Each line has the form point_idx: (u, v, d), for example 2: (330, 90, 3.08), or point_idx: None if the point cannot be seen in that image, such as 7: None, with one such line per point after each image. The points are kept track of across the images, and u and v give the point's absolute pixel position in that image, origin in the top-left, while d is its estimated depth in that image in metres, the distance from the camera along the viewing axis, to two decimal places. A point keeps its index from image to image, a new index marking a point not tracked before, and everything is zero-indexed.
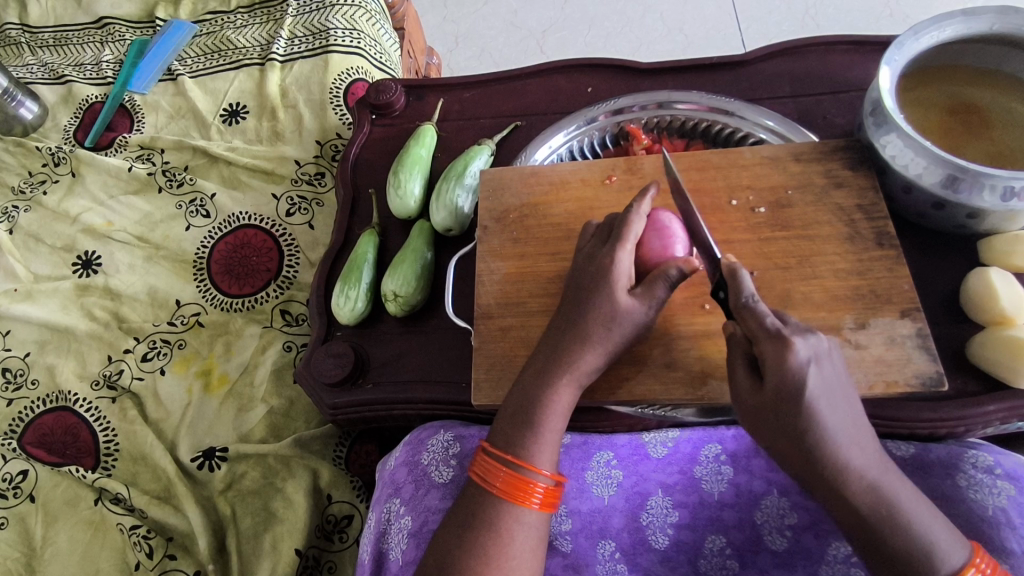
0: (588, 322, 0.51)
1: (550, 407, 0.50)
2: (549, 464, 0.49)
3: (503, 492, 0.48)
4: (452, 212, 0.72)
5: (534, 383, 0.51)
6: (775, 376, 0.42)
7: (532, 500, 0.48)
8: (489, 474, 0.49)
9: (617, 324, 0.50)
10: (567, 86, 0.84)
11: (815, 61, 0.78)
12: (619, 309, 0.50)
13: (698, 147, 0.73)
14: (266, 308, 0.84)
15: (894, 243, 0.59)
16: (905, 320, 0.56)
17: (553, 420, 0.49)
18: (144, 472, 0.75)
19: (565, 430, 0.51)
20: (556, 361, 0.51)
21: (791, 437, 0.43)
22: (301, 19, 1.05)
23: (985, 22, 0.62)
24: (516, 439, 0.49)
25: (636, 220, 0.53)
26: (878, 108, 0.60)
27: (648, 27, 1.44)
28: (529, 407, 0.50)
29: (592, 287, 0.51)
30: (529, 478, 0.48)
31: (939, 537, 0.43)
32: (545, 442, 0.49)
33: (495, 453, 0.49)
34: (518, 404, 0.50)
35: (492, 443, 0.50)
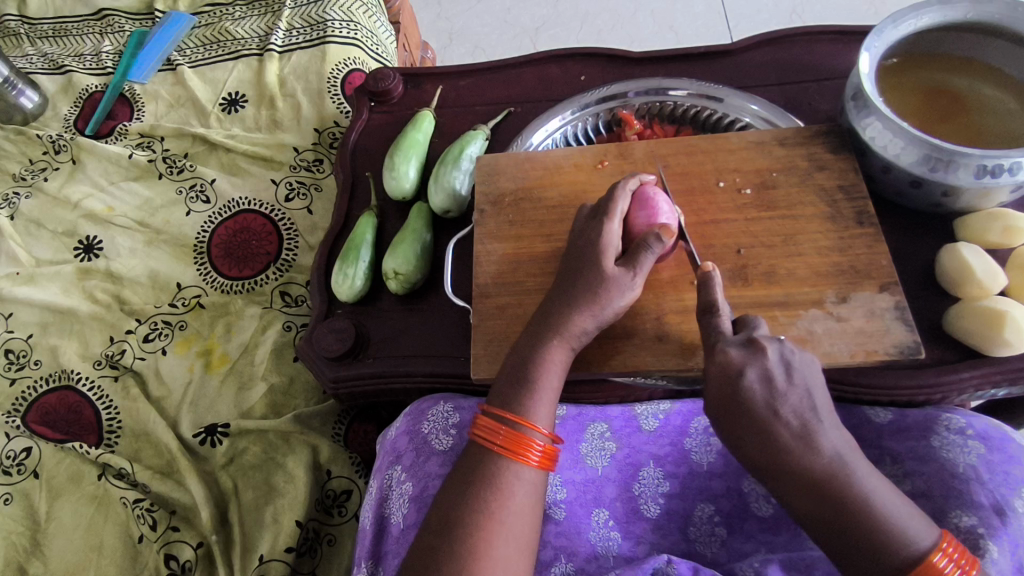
0: (582, 286, 0.53)
1: (546, 367, 0.52)
2: (547, 424, 0.51)
3: (503, 449, 0.49)
4: (450, 194, 0.74)
5: (529, 347, 0.53)
6: (721, 378, 0.47)
7: (531, 456, 0.49)
8: (490, 434, 0.50)
9: (610, 286, 0.52)
10: (561, 75, 0.87)
11: (799, 50, 0.81)
12: (611, 275, 0.52)
13: (687, 132, 0.76)
14: (267, 289, 0.86)
15: (873, 222, 0.62)
16: (883, 292, 0.58)
17: (548, 380, 0.52)
18: (146, 448, 0.77)
19: (561, 391, 0.53)
20: (551, 325, 0.53)
21: (763, 417, 0.45)
22: (300, 11, 1.07)
23: (959, 10, 0.65)
24: (513, 398, 0.51)
25: (622, 196, 0.56)
26: (859, 92, 0.63)
27: (639, 24, 1.47)
28: (526, 368, 0.52)
29: (586, 257, 0.54)
30: (528, 435, 0.49)
31: (906, 519, 0.44)
32: (541, 400, 0.51)
33: (495, 414, 0.50)
34: (514, 370, 0.53)
35: (491, 405, 0.52)
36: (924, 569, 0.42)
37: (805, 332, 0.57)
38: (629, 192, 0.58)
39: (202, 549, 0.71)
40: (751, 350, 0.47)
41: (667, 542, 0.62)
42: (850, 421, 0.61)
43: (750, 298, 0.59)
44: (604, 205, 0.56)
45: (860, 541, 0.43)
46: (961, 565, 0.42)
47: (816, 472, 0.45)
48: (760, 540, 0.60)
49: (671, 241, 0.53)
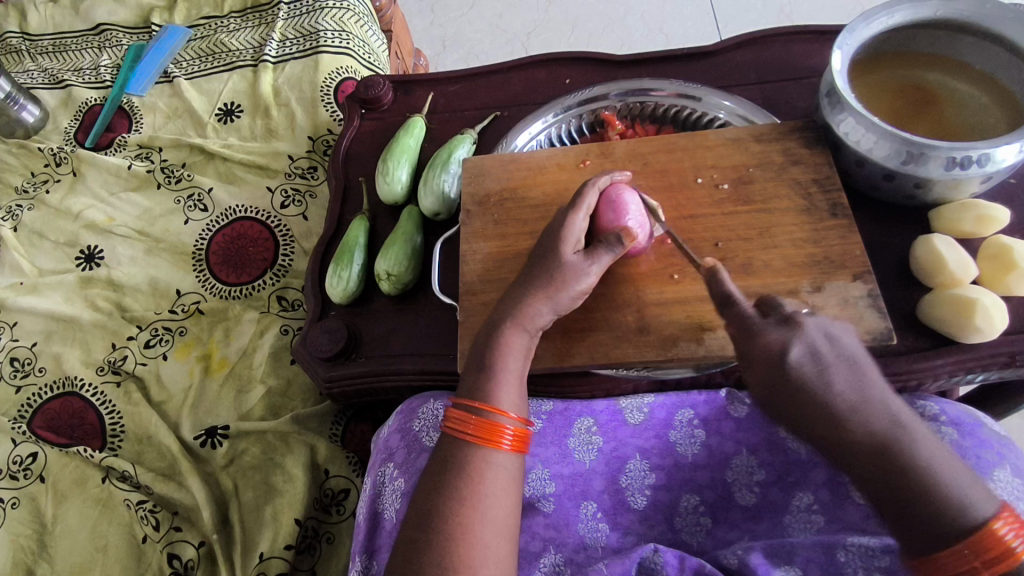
0: (541, 275, 0.55)
1: (509, 354, 0.54)
2: (515, 408, 0.53)
3: (474, 437, 0.51)
4: (439, 197, 0.76)
5: (492, 336, 0.55)
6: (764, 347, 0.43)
7: (501, 441, 0.51)
8: (461, 424, 0.52)
9: (569, 272, 0.55)
10: (546, 79, 0.89)
11: (778, 50, 0.83)
12: (571, 263, 0.55)
13: (669, 131, 0.78)
14: (264, 294, 0.88)
15: (848, 214, 0.64)
16: (858, 282, 0.60)
17: (511, 365, 0.54)
18: (148, 451, 0.79)
19: (523, 375, 0.55)
20: (512, 313, 0.55)
21: (819, 399, 0.42)
22: (292, 21, 1.09)
23: (929, 8, 0.67)
24: (480, 386, 0.53)
25: (590, 193, 0.59)
26: (832, 89, 0.65)
27: (629, 27, 1.49)
28: (487, 357, 0.54)
29: (548, 249, 0.56)
30: (497, 420, 0.51)
31: (967, 489, 0.40)
32: (506, 385, 0.53)
33: (464, 405, 0.52)
34: (478, 360, 0.54)
35: (460, 397, 0.53)
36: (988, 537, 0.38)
37: None
38: (598, 189, 0.60)
39: (203, 548, 0.73)
40: (787, 336, 0.43)
41: (654, 532, 0.63)
42: None
43: None
44: (573, 201, 0.59)
45: (922, 526, 0.40)
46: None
47: (881, 454, 0.41)
48: (743, 529, 0.62)
49: (631, 243, 0.56)
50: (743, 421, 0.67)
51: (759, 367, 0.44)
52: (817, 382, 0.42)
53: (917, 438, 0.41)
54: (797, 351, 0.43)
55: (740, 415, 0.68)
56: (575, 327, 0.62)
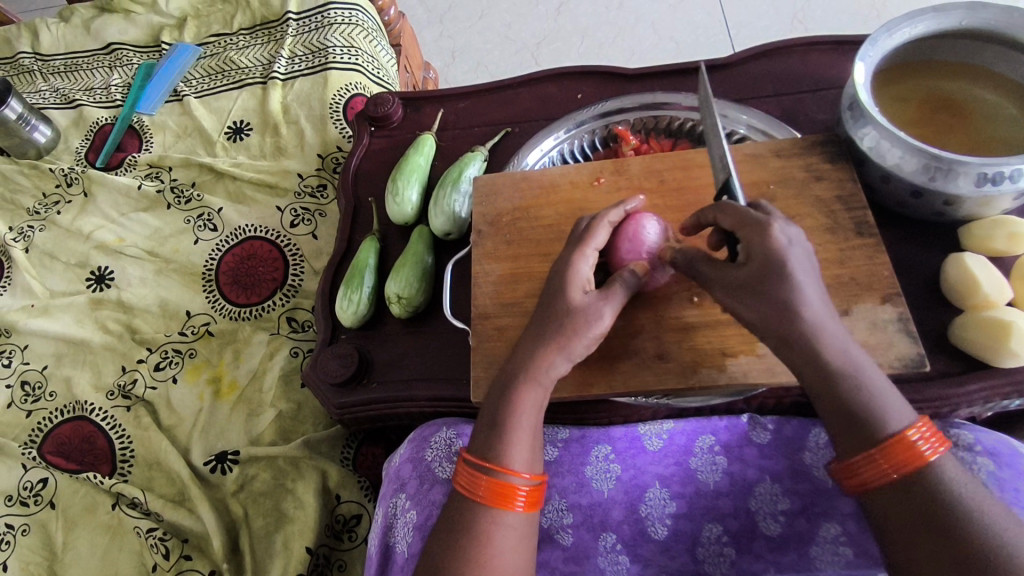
0: (555, 324, 0.52)
1: (523, 408, 0.51)
2: (529, 466, 0.50)
3: (487, 499, 0.49)
4: (450, 217, 0.75)
5: (505, 389, 0.52)
6: (760, 251, 0.45)
7: (515, 502, 0.49)
8: (472, 484, 0.50)
9: (582, 321, 0.52)
10: (558, 93, 0.87)
11: (796, 61, 0.81)
12: (584, 313, 0.52)
13: (684, 147, 0.76)
14: (274, 315, 0.87)
15: (874, 232, 0.61)
16: (886, 305, 0.58)
17: (524, 419, 0.51)
18: (158, 477, 0.78)
19: (539, 426, 0.52)
20: (525, 365, 0.52)
21: (765, 309, 0.45)
22: (301, 38, 1.08)
23: (955, 17, 0.64)
24: (490, 442, 0.50)
25: (601, 228, 0.56)
26: (855, 102, 0.63)
27: (639, 35, 1.47)
28: (501, 413, 0.51)
29: (561, 297, 0.53)
30: (509, 481, 0.49)
31: (890, 407, 0.44)
32: (519, 441, 0.50)
33: (473, 462, 0.50)
34: (491, 412, 0.52)
35: (471, 452, 0.51)
36: (903, 450, 0.42)
37: None
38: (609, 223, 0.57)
39: None
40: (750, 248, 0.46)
41: (676, 564, 0.62)
42: None
43: None
44: (580, 238, 0.56)
45: (846, 437, 0.44)
46: (934, 445, 0.43)
47: (821, 368, 0.44)
48: (768, 561, 0.60)
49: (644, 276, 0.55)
50: (767, 448, 0.64)
51: (723, 275, 0.47)
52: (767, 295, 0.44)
53: (850, 352, 0.44)
54: (752, 267, 0.45)
55: (762, 441, 0.65)
56: (592, 353, 0.60)
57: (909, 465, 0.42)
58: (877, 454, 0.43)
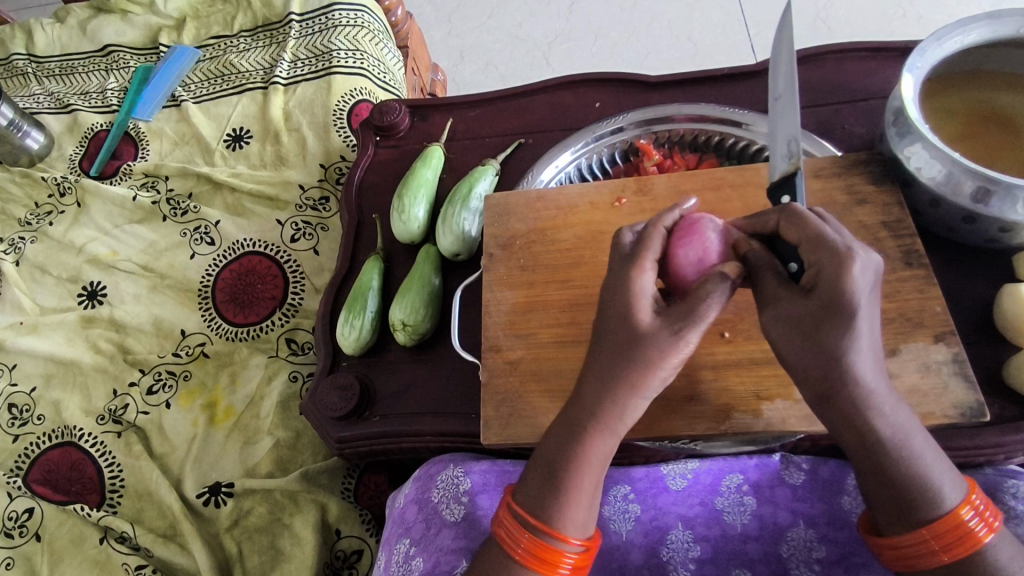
0: (631, 360, 0.42)
1: (584, 460, 0.43)
2: (583, 529, 0.44)
3: (529, 562, 0.44)
4: (459, 237, 0.70)
5: (566, 435, 0.44)
6: (828, 286, 0.38)
7: (562, 570, 0.44)
8: (513, 539, 0.45)
9: (664, 355, 0.41)
10: (574, 102, 0.82)
11: (831, 70, 0.76)
12: (669, 344, 0.41)
13: (712, 163, 0.71)
14: (272, 336, 0.82)
15: (924, 263, 0.56)
16: (939, 344, 0.52)
17: (586, 474, 0.43)
18: (149, 509, 0.74)
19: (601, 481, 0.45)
20: (592, 409, 0.43)
21: (823, 356, 0.39)
22: (304, 41, 1.04)
23: (1012, 26, 0.58)
24: (542, 499, 0.44)
25: (656, 236, 0.46)
26: (901, 117, 0.57)
27: (655, 35, 1.42)
28: (561, 465, 0.44)
29: (633, 325, 0.43)
30: (557, 547, 0.43)
31: (941, 479, 0.41)
32: (575, 504, 0.44)
33: (519, 516, 0.44)
34: (548, 460, 0.45)
35: (517, 503, 0.45)
36: (953, 527, 0.40)
37: None
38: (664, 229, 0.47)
39: None
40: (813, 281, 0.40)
41: None
42: None
43: None
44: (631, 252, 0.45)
45: (887, 504, 0.42)
46: (988, 521, 0.41)
47: (871, 431, 0.41)
48: None
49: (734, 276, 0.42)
50: (801, 490, 0.59)
51: (779, 305, 0.41)
52: (823, 344, 0.39)
53: (902, 415, 0.41)
54: (810, 307, 0.40)
55: (796, 482, 0.59)
56: None
57: (960, 548, 0.40)
58: (925, 533, 0.40)
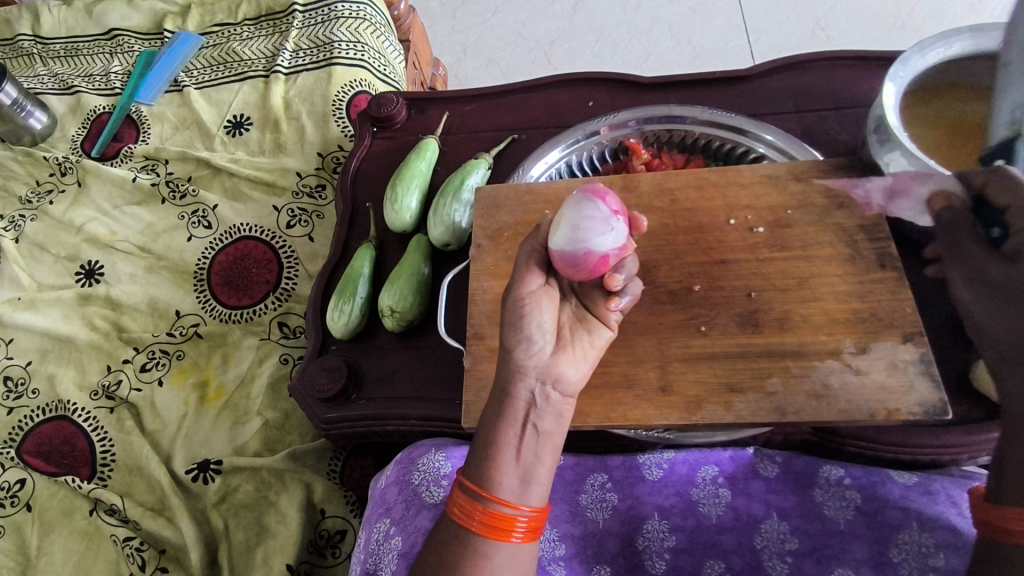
0: (511, 313, 0.48)
1: (507, 426, 0.46)
2: (526, 496, 0.45)
3: (483, 529, 0.44)
4: (450, 228, 0.72)
5: (493, 404, 0.47)
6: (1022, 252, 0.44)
7: (512, 535, 0.44)
8: (467, 511, 0.45)
9: (518, 308, 0.48)
10: (568, 100, 0.84)
11: (819, 76, 0.77)
12: (518, 297, 0.48)
13: (698, 163, 0.72)
14: (265, 319, 0.84)
15: (897, 265, 0.57)
16: (907, 344, 0.53)
17: (508, 439, 0.45)
18: (139, 483, 0.76)
19: (529, 451, 0.46)
20: (499, 372, 0.47)
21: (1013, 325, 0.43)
22: (307, 31, 1.05)
23: (992, 41, 0.60)
24: (476, 464, 0.46)
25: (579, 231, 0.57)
26: (881, 125, 0.58)
27: (656, 38, 1.43)
28: (493, 432, 0.46)
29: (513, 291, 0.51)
30: (502, 513, 0.44)
31: None
32: (508, 466, 0.45)
33: (468, 487, 0.45)
34: (484, 428, 0.46)
35: (466, 472, 0.46)
36: None
37: (821, 388, 0.53)
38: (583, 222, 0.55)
39: None
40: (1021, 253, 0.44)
41: None
42: (869, 480, 0.57)
43: (762, 347, 0.55)
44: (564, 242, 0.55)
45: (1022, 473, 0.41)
46: None
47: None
48: None
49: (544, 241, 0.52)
50: (775, 482, 0.59)
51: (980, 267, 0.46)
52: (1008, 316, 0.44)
53: None
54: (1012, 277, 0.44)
55: (770, 475, 0.59)
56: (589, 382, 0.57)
57: None
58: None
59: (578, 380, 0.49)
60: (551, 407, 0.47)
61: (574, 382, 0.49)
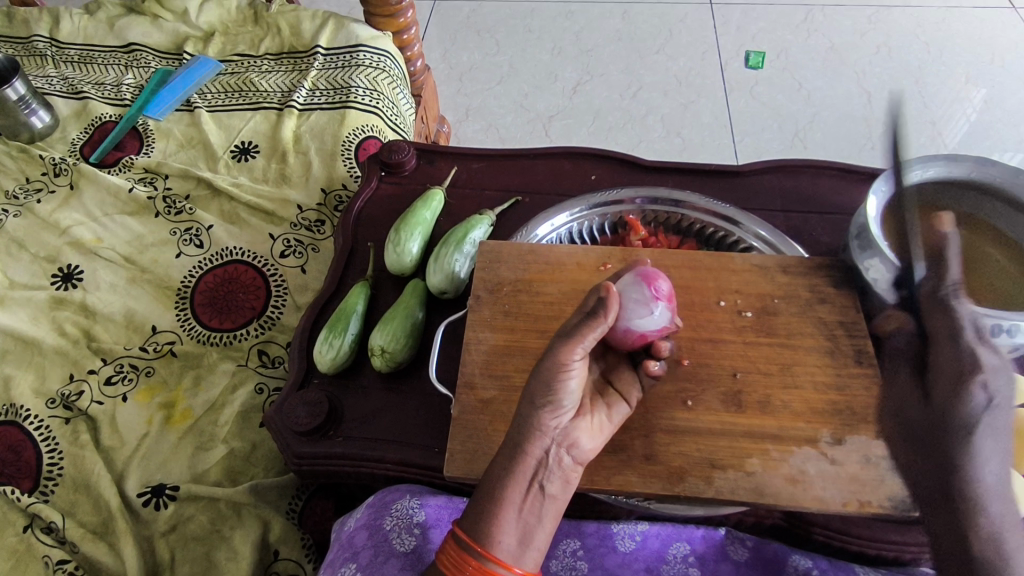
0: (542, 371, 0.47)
1: (514, 483, 0.46)
2: (521, 559, 0.45)
3: None
4: (449, 276, 0.73)
5: (503, 457, 0.47)
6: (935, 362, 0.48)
7: None
8: (458, 565, 0.44)
9: (553, 370, 0.47)
10: (572, 172, 0.88)
11: (805, 181, 0.84)
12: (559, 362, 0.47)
13: (692, 246, 0.76)
14: (244, 346, 0.83)
15: (873, 363, 0.60)
16: (879, 440, 0.56)
17: (512, 497, 0.45)
18: (83, 502, 0.72)
19: (532, 513, 0.46)
20: (517, 427, 0.47)
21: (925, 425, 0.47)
22: (325, 73, 1.09)
23: (964, 168, 0.66)
24: (476, 518, 0.45)
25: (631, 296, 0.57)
26: (863, 232, 0.63)
27: (649, 126, 1.52)
28: (499, 490, 0.45)
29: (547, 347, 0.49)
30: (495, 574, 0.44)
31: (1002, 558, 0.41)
32: (509, 526, 0.45)
33: (465, 541, 0.44)
34: (491, 482, 0.46)
35: (463, 524, 0.46)
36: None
37: (797, 473, 0.55)
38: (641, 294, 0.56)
39: None
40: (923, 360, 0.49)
41: None
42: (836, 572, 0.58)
43: (744, 427, 0.57)
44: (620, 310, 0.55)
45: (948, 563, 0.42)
46: None
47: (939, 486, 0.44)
48: None
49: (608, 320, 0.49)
50: (744, 566, 0.59)
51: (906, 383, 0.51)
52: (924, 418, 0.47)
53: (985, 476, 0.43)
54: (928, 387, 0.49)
55: (740, 558, 0.60)
56: None
57: None
58: None
59: (591, 449, 0.50)
60: (562, 471, 0.47)
61: (586, 450, 0.49)
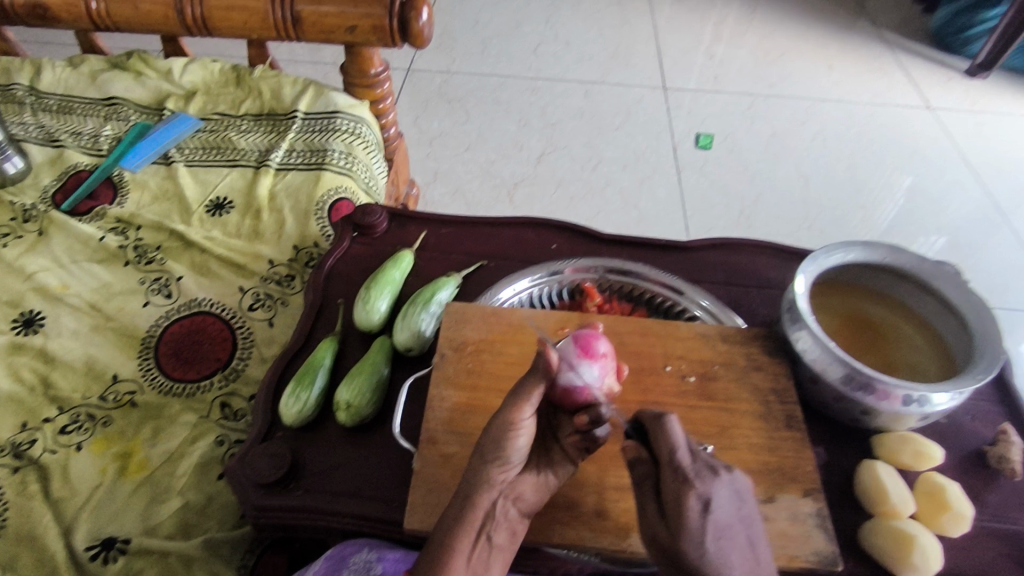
0: (492, 429, 0.53)
1: (464, 533, 0.50)
2: None
3: None
4: (415, 334, 0.77)
5: (453, 511, 0.52)
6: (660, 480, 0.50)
7: None
8: None
9: (502, 428, 0.53)
10: (535, 240, 0.94)
11: (745, 258, 0.92)
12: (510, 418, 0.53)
13: (642, 313, 0.82)
14: (207, 398, 0.83)
15: (801, 428, 0.66)
16: (806, 498, 0.61)
17: (463, 547, 0.50)
18: (27, 555, 0.70)
19: (479, 562, 0.50)
20: (467, 482, 0.52)
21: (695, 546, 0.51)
22: (303, 136, 1.14)
23: (879, 254, 0.74)
24: (430, 567, 0.49)
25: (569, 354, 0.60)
26: (793, 307, 0.70)
27: (607, 199, 1.62)
28: (450, 540, 0.50)
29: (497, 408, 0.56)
30: None
31: None
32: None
33: None
34: (444, 533, 0.50)
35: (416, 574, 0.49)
36: None
37: None
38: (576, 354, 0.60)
39: None
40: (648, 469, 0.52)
41: None
42: None
43: None
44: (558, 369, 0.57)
45: None
46: None
47: None
48: None
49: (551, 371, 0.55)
50: None
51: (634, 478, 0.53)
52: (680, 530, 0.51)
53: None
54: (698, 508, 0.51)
55: None
56: None
57: None
58: None
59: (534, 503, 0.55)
60: (507, 522, 0.52)
61: (530, 504, 0.55)
